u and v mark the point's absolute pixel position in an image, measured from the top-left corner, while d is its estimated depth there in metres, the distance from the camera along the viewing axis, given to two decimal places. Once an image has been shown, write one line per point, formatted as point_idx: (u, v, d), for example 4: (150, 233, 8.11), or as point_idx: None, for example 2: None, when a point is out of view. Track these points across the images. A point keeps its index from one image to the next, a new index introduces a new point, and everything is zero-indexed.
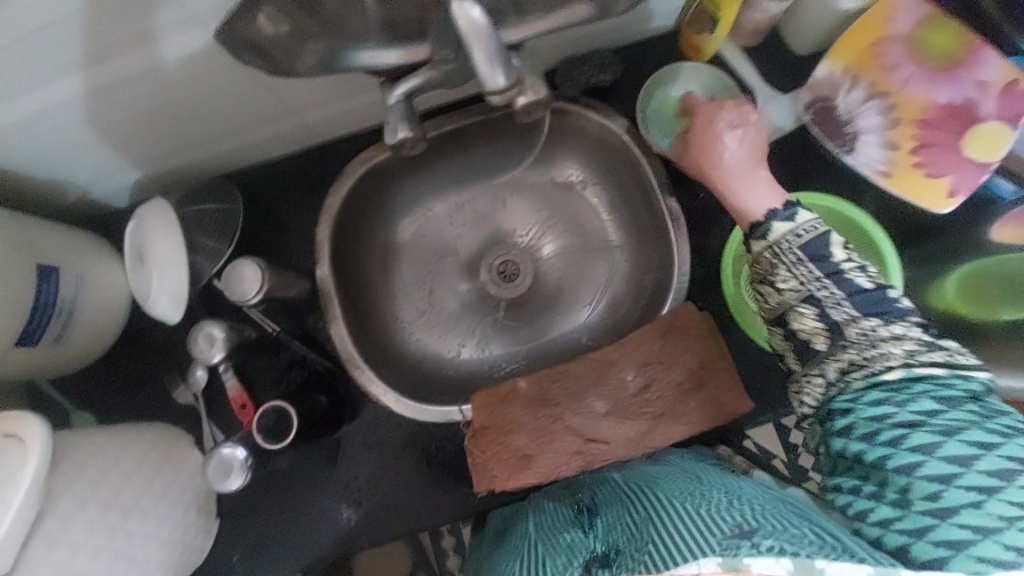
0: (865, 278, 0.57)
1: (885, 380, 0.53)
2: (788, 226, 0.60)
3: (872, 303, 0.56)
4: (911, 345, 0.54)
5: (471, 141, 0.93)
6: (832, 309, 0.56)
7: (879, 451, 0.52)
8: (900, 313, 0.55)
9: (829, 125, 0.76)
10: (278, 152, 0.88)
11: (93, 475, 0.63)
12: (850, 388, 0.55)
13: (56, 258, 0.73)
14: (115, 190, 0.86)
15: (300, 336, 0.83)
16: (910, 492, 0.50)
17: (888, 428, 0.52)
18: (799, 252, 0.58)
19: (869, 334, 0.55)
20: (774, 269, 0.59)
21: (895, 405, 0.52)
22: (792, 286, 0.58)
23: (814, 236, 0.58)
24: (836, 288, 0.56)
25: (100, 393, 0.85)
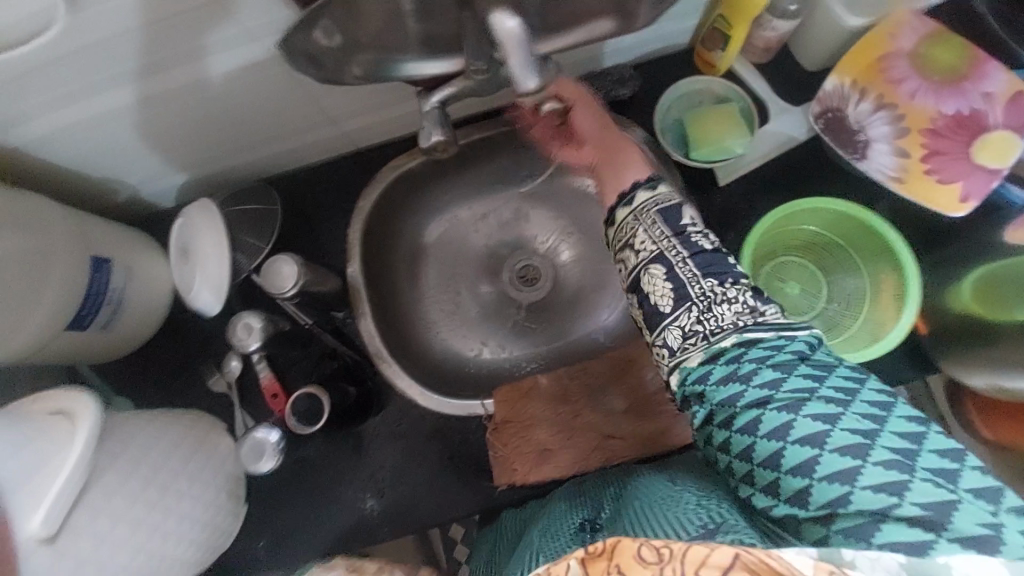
0: (706, 240, 0.57)
1: (726, 353, 0.51)
2: (651, 193, 0.60)
3: (708, 264, 0.55)
4: (742, 306, 0.53)
5: (495, 149, 0.97)
6: (681, 270, 0.55)
7: (766, 446, 0.48)
8: (733, 274, 0.54)
9: (840, 134, 0.79)
10: (313, 158, 0.93)
11: (138, 447, 0.64)
12: (697, 364, 0.53)
13: (108, 250, 0.77)
14: (163, 191, 0.91)
15: (330, 330, 0.86)
16: (806, 491, 0.46)
17: (763, 415, 0.48)
18: (655, 215, 0.58)
19: (709, 294, 0.53)
20: (631, 236, 0.59)
21: (741, 382, 0.50)
22: (645, 247, 0.57)
23: (669, 206, 0.59)
24: (682, 249, 0.56)
25: (138, 381, 0.89)
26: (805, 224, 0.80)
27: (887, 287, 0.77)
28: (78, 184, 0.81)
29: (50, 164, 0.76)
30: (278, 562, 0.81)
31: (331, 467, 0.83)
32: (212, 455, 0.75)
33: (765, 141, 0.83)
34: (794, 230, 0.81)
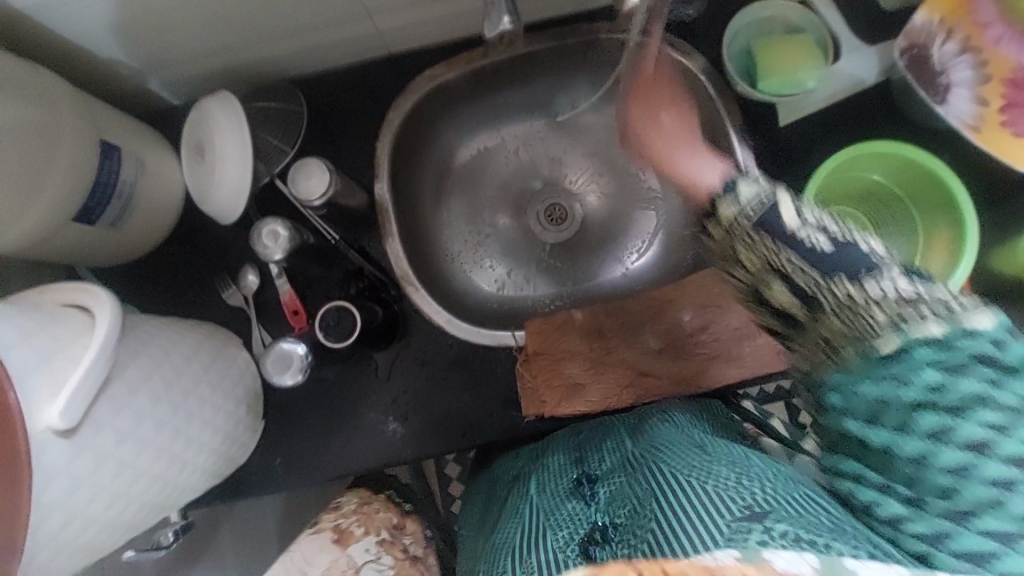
0: (824, 239, 0.44)
1: (883, 354, 0.44)
2: (741, 204, 0.47)
3: (835, 265, 0.44)
4: (892, 297, 0.42)
5: (538, 70, 0.89)
6: (791, 271, 0.46)
7: (920, 445, 0.42)
8: (875, 261, 0.43)
9: (923, 73, 0.75)
10: (342, 60, 0.85)
11: (156, 350, 0.61)
12: (843, 360, 0.46)
13: (116, 138, 0.70)
14: (174, 82, 0.82)
15: (356, 248, 0.81)
16: (971, 510, 0.40)
17: (881, 427, 0.44)
18: (751, 231, 0.47)
19: (846, 296, 0.44)
20: (737, 252, 0.49)
21: (891, 382, 0.43)
22: (751, 257, 0.48)
23: (774, 206, 0.45)
24: (794, 255, 0.45)
25: (145, 289, 0.84)
26: (863, 172, 0.77)
27: (941, 242, 0.74)
28: (80, 62, 0.72)
29: (47, 31, 0.66)
30: (292, 480, 0.80)
31: (353, 392, 0.81)
32: (230, 367, 0.72)
33: (832, 83, 0.78)
34: (851, 177, 0.77)
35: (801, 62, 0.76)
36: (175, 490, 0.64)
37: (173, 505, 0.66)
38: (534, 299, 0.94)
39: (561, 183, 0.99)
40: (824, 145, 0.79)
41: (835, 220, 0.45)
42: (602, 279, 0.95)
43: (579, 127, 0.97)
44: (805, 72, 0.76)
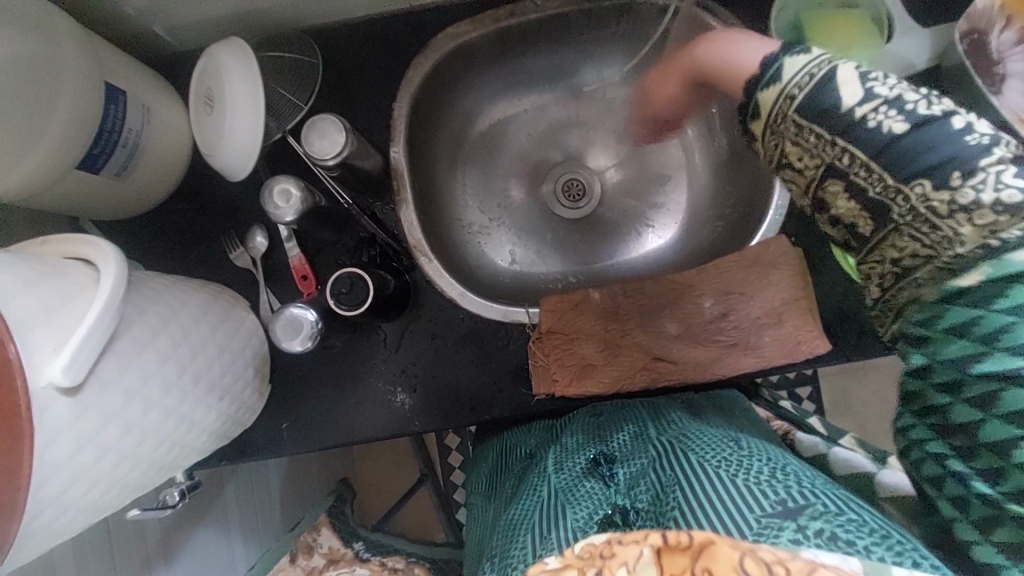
0: (897, 120, 0.42)
1: (969, 298, 0.41)
2: (784, 87, 0.47)
3: (908, 150, 0.42)
4: (999, 212, 0.40)
5: (566, 34, 0.84)
6: (865, 180, 0.44)
7: (1002, 430, 0.40)
8: (976, 152, 0.40)
9: (981, 59, 0.71)
10: (361, 12, 0.80)
11: (163, 308, 0.59)
12: (925, 308, 0.44)
13: (121, 81, 0.66)
14: (180, 25, 0.77)
15: (369, 214, 0.78)
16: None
17: (970, 381, 0.41)
18: (796, 118, 0.46)
19: (928, 211, 0.42)
20: (782, 147, 0.48)
21: (986, 344, 0.40)
22: (811, 165, 0.47)
23: (827, 80, 0.45)
24: (859, 150, 0.44)
25: (149, 244, 0.81)
26: None
27: None
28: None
29: None
30: (295, 447, 0.79)
31: (360, 363, 0.79)
32: (238, 330, 0.70)
33: (882, 64, 0.73)
34: None
35: (854, 40, 0.71)
36: (181, 452, 0.63)
37: (179, 467, 0.65)
38: (548, 276, 0.91)
39: (581, 158, 0.95)
40: None
41: (918, 97, 0.42)
42: (621, 260, 0.91)
43: (604, 99, 0.92)
44: (859, 50, 0.71)
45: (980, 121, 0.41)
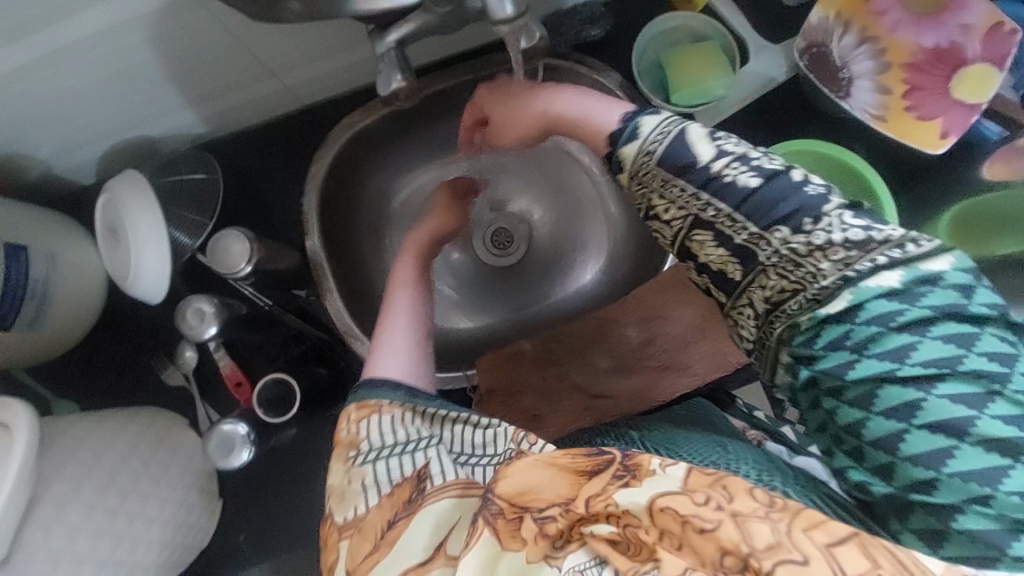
0: (749, 175, 0.46)
1: (836, 317, 0.43)
2: (640, 142, 0.51)
3: (768, 201, 0.45)
4: (845, 248, 0.43)
5: (457, 105, 0.87)
6: (729, 229, 0.47)
7: (881, 425, 0.41)
8: (816, 203, 0.44)
9: (825, 71, 0.76)
10: (255, 119, 0.83)
11: (87, 455, 0.59)
12: (803, 328, 0.45)
13: (22, 235, 0.67)
14: (80, 163, 0.79)
15: (294, 310, 0.79)
16: (934, 482, 0.40)
17: (850, 386, 0.42)
18: (660, 171, 0.49)
19: (790, 252, 0.44)
20: (650, 201, 0.50)
21: (854, 351, 0.42)
22: (677, 215, 0.49)
23: (680, 136, 0.49)
24: (723, 203, 0.47)
25: (80, 379, 0.81)
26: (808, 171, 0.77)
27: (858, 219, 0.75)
28: None
29: None
30: (259, 554, 0.79)
31: (310, 454, 0.81)
32: (177, 452, 0.69)
33: (742, 84, 0.79)
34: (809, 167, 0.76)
35: (708, 74, 0.77)
36: None
37: None
38: (487, 329, 0.94)
39: (502, 208, 0.98)
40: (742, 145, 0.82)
41: (760, 156, 0.47)
42: (552, 301, 0.95)
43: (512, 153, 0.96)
44: (713, 81, 0.77)
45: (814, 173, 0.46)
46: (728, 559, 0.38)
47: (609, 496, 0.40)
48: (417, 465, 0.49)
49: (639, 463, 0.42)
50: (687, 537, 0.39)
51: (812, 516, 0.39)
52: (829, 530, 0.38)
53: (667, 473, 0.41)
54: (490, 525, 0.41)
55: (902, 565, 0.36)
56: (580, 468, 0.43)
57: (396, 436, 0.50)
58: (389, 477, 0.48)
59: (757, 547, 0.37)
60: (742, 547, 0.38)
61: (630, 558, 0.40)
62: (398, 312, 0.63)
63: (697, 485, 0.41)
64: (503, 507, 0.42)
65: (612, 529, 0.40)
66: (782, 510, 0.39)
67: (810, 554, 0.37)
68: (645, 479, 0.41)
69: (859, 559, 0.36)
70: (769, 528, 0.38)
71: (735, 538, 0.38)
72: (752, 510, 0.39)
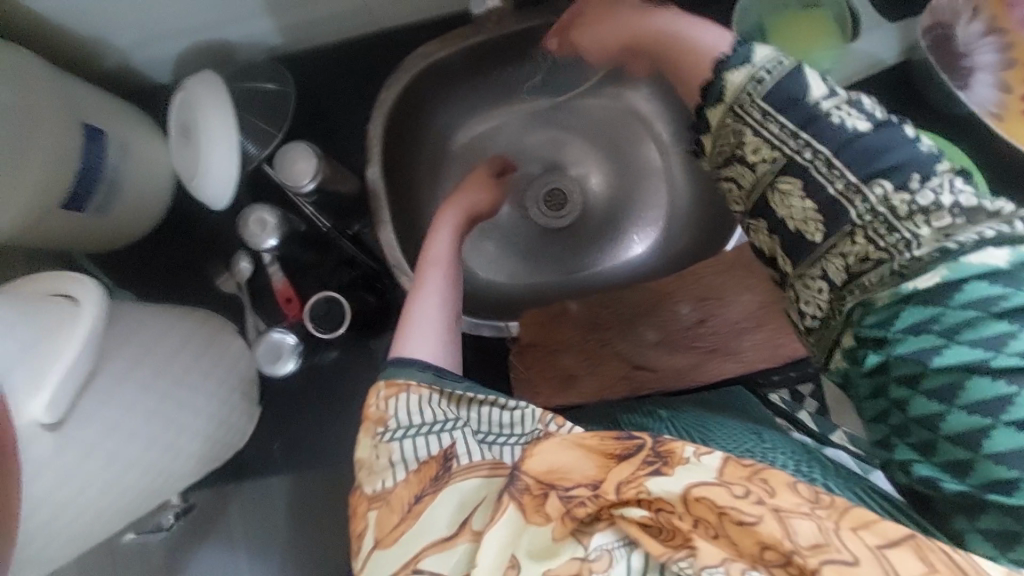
0: (858, 120, 0.44)
1: (926, 295, 0.40)
2: (751, 69, 0.47)
3: (868, 152, 0.43)
4: (945, 216, 0.41)
5: (539, 48, 0.83)
6: (825, 177, 0.44)
7: (964, 420, 0.39)
8: (925, 161, 0.42)
9: (946, 54, 0.71)
10: (332, 37, 0.81)
11: (144, 340, 0.61)
12: (876, 308, 0.43)
13: (101, 121, 0.68)
14: (158, 60, 0.79)
15: (350, 237, 0.79)
16: (1014, 483, 0.38)
17: (931, 374, 0.40)
18: (764, 104, 0.46)
19: (887, 211, 0.42)
20: (743, 138, 0.47)
21: (941, 336, 0.40)
22: (768, 158, 0.46)
23: (797, 69, 0.46)
24: (822, 146, 0.44)
25: (137, 273, 0.84)
26: None
27: None
28: (63, 42, 0.70)
29: (25, 11, 0.63)
30: (288, 464, 0.83)
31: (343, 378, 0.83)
32: (224, 354, 0.71)
33: (849, 62, 0.73)
34: None
35: (815, 45, 0.72)
36: (168, 476, 0.66)
37: (170, 490, 0.68)
38: (532, 286, 0.92)
39: (564, 167, 0.95)
40: None
41: (873, 104, 0.45)
42: (601, 270, 0.92)
43: (583, 109, 0.92)
44: (819, 53, 0.71)
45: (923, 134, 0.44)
46: (769, 553, 0.34)
47: (640, 483, 0.37)
48: (443, 445, 0.45)
49: (671, 450, 0.39)
50: (725, 528, 0.35)
51: (861, 517, 0.36)
52: (880, 531, 0.35)
53: (700, 462, 0.38)
54: (516, 501, 0.39)
55: (958, 567, 0.34)
56: (610, 451, 0.40)
57: (424, 415, 0.47)
58: (416, 455, 0.45)
59: (801, 545, 0.34)
60: (784, 543, 0.34)
61: (663, 544, 0.35)
62: (427, 294, 0.59)
63: (734, 477, 0.37)
64: (531, 483, 0.39)
65: (645, 513, 0.36)
66: (827, 507, 0.36)
67: (860, 554, 0.34)
68: (676, 467, 0.38)
69: (914, 563, 0.34)
70: (814, 525, 0.35)
71: (776, 533, 0.34)
72: (794, 506, 0.36)
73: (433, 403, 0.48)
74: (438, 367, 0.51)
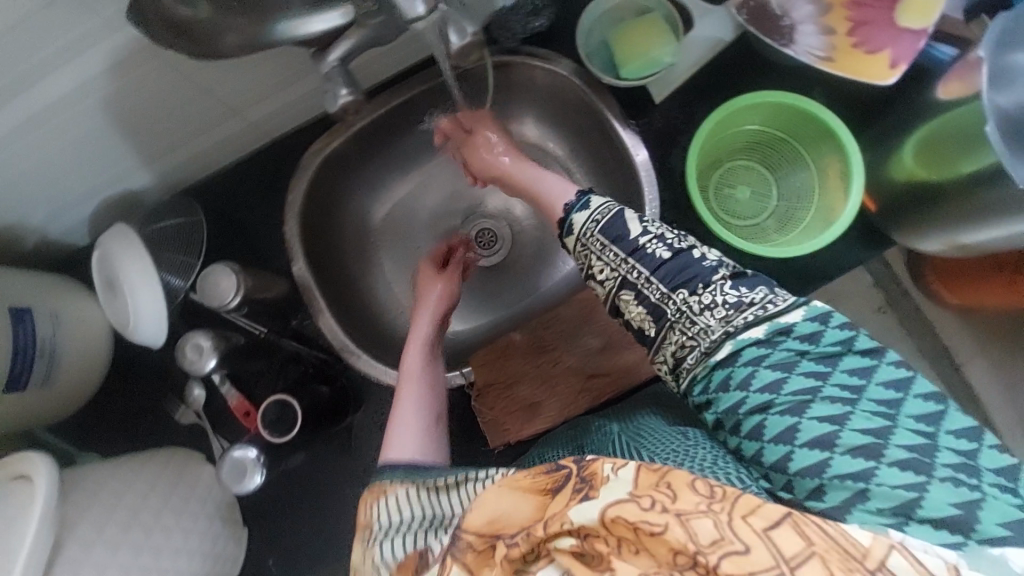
0: (664, 248, 0.51)
1: (723, 365, 0.47)
2: (589, 214, 0.55)
3: (674, 273, 0.50)
4: (725, 308, 0.48)
5: (420, 112, 0.88)
6: (647, 290, 0.50)
7: (774, 450, 0.45)
8: (707, 273, 0.49)
9: (765, 23, 0.76)
10: (229, 159, 0.86)
11: (107, 498, 0.62)
12: (699, 379, 0.49)
13: (26, 299, 0.71)
14: (72, 226, 0.83)
15: (289, 334, 0.83)
16: (819, 490, 0.43)
17: (742, 420, 0.46)
18: (602, 237, 0.53)
19: (688, 310, 0.49)
20: (590, 263, 0.54)
21: (740, 389, 0.46)
22: (608, 279, 0.52)
23: (612, 220, 0.53)
24: (643, 267, 0.51)
25: (98, 430, 0.85)
26: (743, 123, 0.80)
27: (833, 169, 0.78)
28: None
29: None
30: (290, 574, 0.83)
31: (324, 473, 0.84)
32: (195, 486, 0.72)
33: (691, 50, 0.81)
34: (733, 131, 0.81)
35: (655, 44, 0.78)
36: None
37: None
38: (482, 326, 0.96)
39: (482, 207, 0.98)
40: (699, 110, 0.84)
41: (671, 235, 0.52)
42: (543, 292, 0.96)
43: None
44: (660, 52, 0.78)
45: (711, 250, 0.51)
46: (680, 558, 0.36)
47: (562, 515, 0.38)
48: (419, 545, 0.46)
49: (594, 472, 0.40)
50: (641, 541, 0.37)
51: (749, 502, 0.37)
52: (766, 514, 0.37)
53: (618, 477, 0.39)
54: (459, 561, 0.40)
55: (836, 544, 0.36)
56: (542, 488, 0.41)
57: (402, 514, 0.49)
58: (393, 554, 0.46)
59: (703, 544, 0.36)
60: (689, 546, 0.36)
61: (591, 569, 0.37)
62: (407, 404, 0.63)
63: (645, 486, 0.38)
64: (473, 539, 0.40)
65: (575, 542, 0.38)
66: (722, 499, 0.38)
67: (749, 541, 0.36)
68: (600, 489, 0.39)
69: (794, 541, 0.36)
70: (711, 522, 0.36)
71: (681, 538, 0.36)
72: (694, 506, 0.37)
73: (412, 498, 0.49)
74: (411, 462, 0.53)
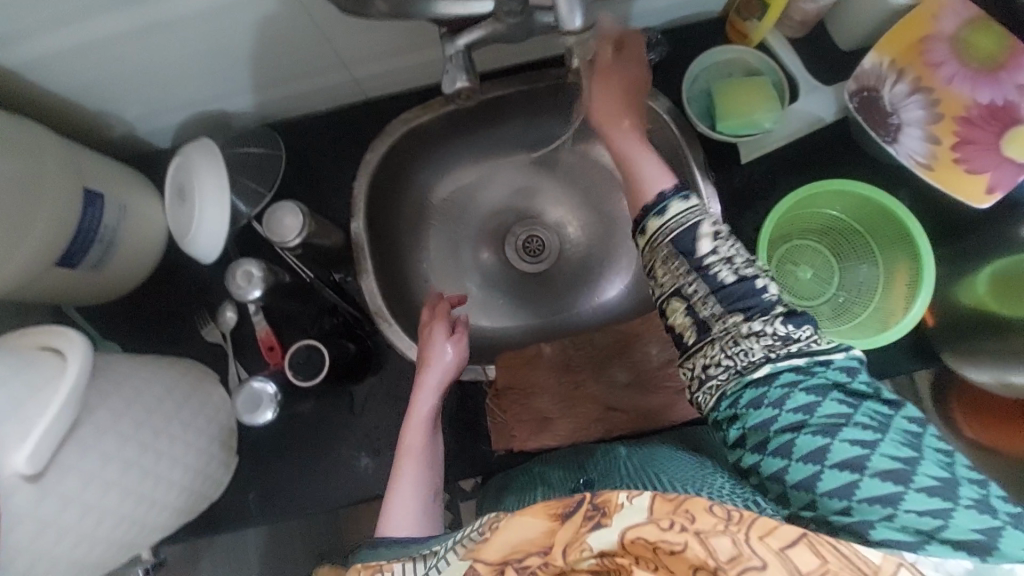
0: (731, 271, 0.50)
1: (756, 382, 0.47)
2: (668, 218, 0.53)
3: (734, 297, 0.49)
4: (773, 338, 0.47)
5: (512, 111, 0.90)
6: (701, 305, 0.50)
7: (801, 469, 0.44)
8: (765, 306, 0.48)
9: (875, 114, 0.76)
10: (322, 106, 0.89)
11: (128, 391, 0.63)
12: (727, 394, 0.48)
13: (101, 184, 0.73)
14: (160, 128, 0.86)
15: (331, 287, 0.84)
16: (847, 511, 0.43)
17: (771, 435, 0.45)
18: (671, 245, 0.52)
19: (734, 333, 0.48)
20: (652, 263, 0.53)
21: (773, 407, 0.46)
22: (666, 280, 0.52)
23: (691, 228, 0.51)
24: (703, 285, 0.50)
25: (125, 326, 0.87)
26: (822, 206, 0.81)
27: (902, 274, 0.77)
28: (72, 114, 0.77)
29: (40, 91, 0.70)
30: (264, 515, 0.83)
31: (324, 428, 0.84)
32: (206, 402, 0.74)
33: (791, 121, 0.82)
34: (810, 212, 0.81)
35: (759, 105, 0.79)
36: (143, 529, 0.66)
37: (143, 543, 0.68)
38: (511, 331, 0.96)
39: (540, 216, 1.00)
40: (783, 181, 0.84)
41: (742, 258, 0.50)
42: (580, 313, 0.96)
43: (558, 163, 0.97)
44: (761, 113, 0.79)
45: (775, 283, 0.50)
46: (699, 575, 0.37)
47: (579, 540, 0.39)
48: None
49: (607, 499, 0.40)
50: (661, 559, 0.38)
51: (766, 523, 0.38)
52: (782, 534, 0.38)
53: (633, 504, 0.39)
54: None
55: (848, 560, 0.37)
56: (553, 512, 0.40)
57: None
58: None
59: (722, 560, 0.37)
60: (709, 562, 0.37)
61: None
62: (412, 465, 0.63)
63: (661, 512, 0.38)
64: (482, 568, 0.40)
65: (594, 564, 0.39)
66: (738, 521, 0.38)
67: (767, 559, 0.37)
68: (613, 517, 0.39)
69: (808, 557, 0.37)
70: (729, 540, 0.37)
71: (700, 555, 0.37)
72: (712, 526, 0.38)
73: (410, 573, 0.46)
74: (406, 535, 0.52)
